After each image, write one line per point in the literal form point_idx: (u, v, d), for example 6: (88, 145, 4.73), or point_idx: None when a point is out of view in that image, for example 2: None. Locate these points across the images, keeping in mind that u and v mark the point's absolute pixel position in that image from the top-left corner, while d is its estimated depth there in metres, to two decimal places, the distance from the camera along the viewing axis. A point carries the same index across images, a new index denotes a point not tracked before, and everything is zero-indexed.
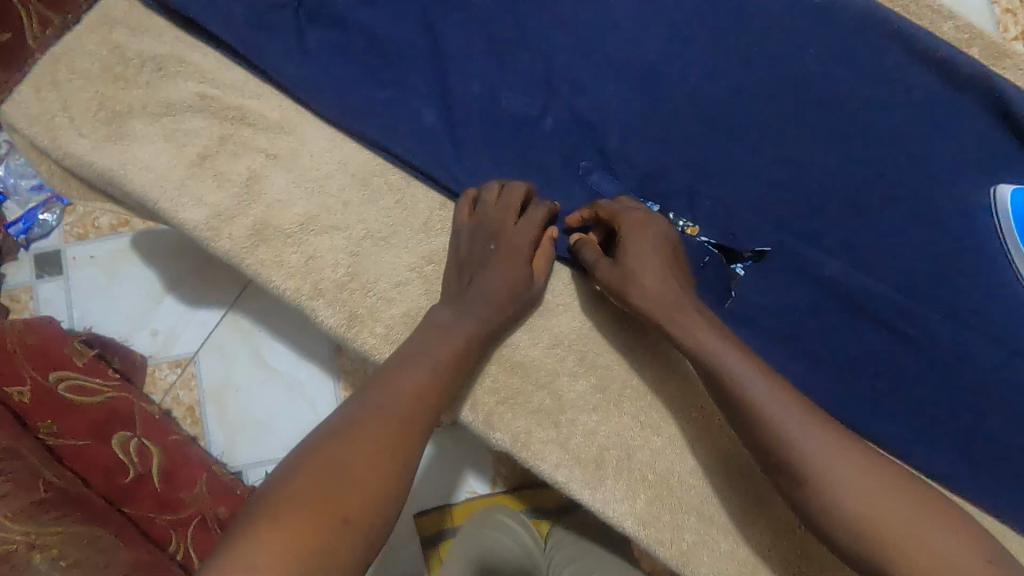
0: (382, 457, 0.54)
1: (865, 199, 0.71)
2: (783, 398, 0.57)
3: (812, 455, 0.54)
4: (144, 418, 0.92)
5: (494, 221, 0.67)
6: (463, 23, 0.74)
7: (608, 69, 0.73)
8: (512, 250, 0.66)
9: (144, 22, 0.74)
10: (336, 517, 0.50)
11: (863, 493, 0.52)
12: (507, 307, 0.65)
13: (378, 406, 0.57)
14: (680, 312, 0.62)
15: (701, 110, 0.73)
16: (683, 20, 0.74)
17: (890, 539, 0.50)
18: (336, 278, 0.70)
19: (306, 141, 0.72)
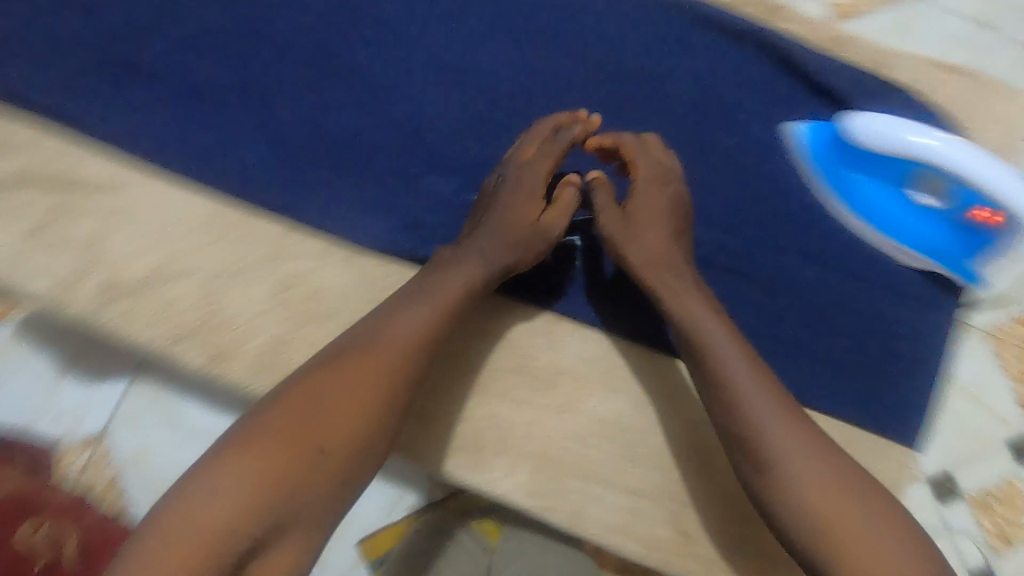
0: (364, 399, 0.56)
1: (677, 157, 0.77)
2: (763, 388, 0.59)
3: (773, 440, 0.57)
4: (53, 502, 0.89)
5: (514, 157, 0.72)
6: (278, 55, 0.76)
7: (426, 75, 0.77)
8: (530, 189, 0.71)
9: None
10: (310, 456, 0.52)
11: (810, 482, 0.55)
12: (511, 248, 0.68)
13: (364, 347, 0.58)
14: (670, 282, 0.66)
15: (520, 99, 0.77)
16: (491, 20, 0.79)
17: (823, 525, 0.53)
18: (193, 318, 0.72)
19: (144, 194, 0.74)
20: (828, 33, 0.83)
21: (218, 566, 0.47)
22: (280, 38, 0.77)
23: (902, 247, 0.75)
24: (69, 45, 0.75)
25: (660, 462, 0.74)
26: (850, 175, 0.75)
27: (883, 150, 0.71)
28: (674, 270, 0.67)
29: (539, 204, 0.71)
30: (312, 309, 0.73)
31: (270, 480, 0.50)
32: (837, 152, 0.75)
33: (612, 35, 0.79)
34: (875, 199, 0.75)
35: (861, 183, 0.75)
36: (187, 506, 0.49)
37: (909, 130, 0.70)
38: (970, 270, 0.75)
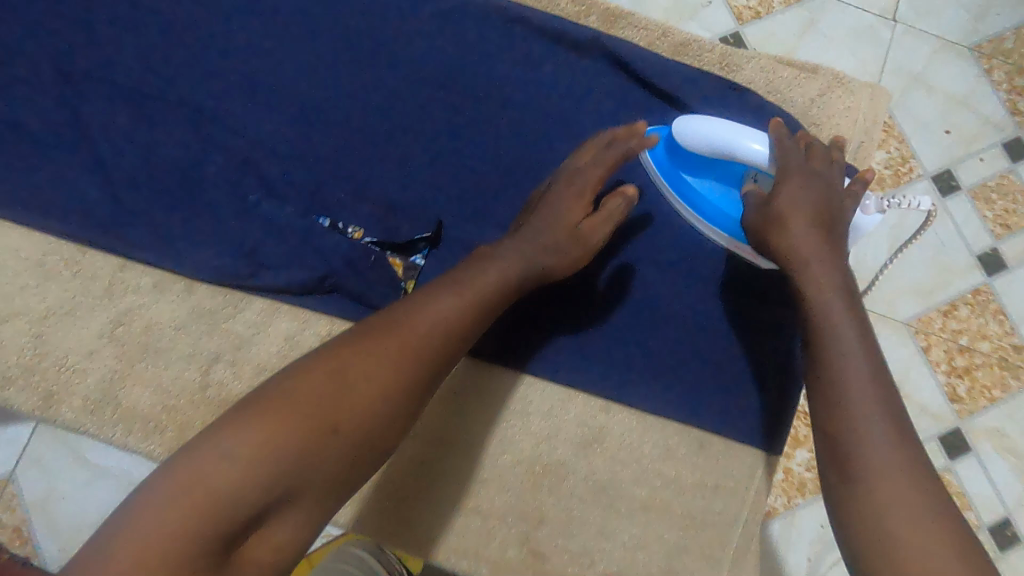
0: (389, 385, 0.54)
1: (517, 170, 0.77)
2: (878, 395, 0.53)
3: (870, 432, 0.51)
4: None
5: (591, 151, 0.70)
6: (106, 90, 0.75)
7: (261, 102, 0.77)
8: (578, 190, 0.68)
9: None
10: (326, 431, 0.50)
11: (894, 486, 0.49)
12: (547, 251, 0.66)
13: (410, 330, 0.57)
14: (817, 257, 0.60)
15: (357, 121, 0.77)
16: (324, 41, 0.78)
17: (896, 530, 0.47)
18: (23, 360, 0.71)
19: None
20: (673, 36, 0.82)
21: (203, 534, 0.43)
22: (106, 72, 0.76)
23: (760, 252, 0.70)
24: None
25: (513, 482, 0.72)
26: (693, 180, 0.70)
27: (708, 152, 0.67)
28: (830, 246, 0.60)
29: (582, 207, 0.68)
30: (146, 345, 0.72)
31: (278, 454, 0.47)
32: (676, 157, 0.70)
33: (447, 51, 0.79)
34: (724, 204, 0.70)
35: (708, 188, 0.70)
36: (193, 460, 0.46)
37: (728, 127, 0.65)
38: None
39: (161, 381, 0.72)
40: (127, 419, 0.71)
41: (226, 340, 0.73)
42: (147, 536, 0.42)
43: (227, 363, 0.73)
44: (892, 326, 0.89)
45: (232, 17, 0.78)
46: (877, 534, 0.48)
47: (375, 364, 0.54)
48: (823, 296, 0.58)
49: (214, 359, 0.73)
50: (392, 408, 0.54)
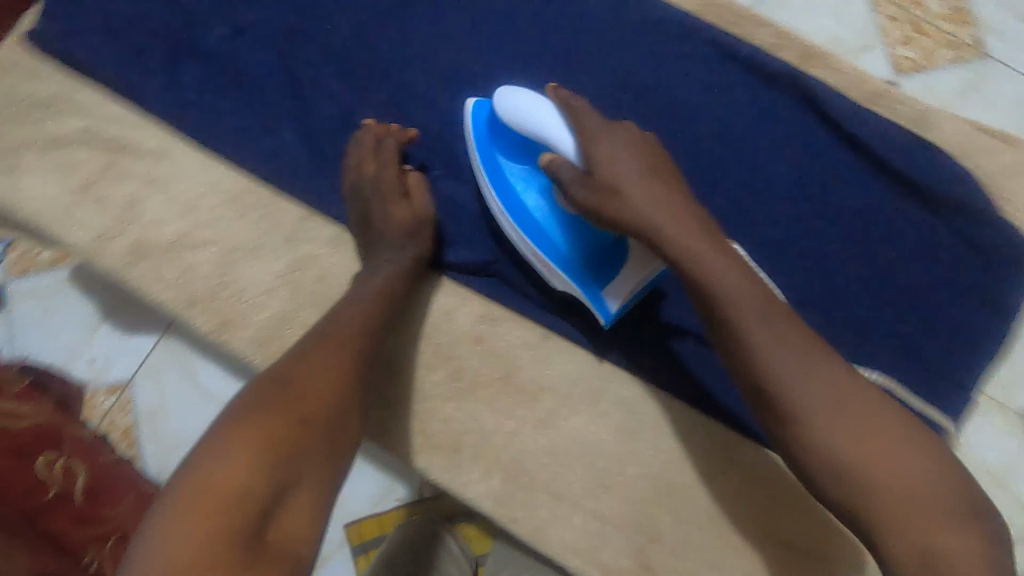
0: (326, 362, 0.62)
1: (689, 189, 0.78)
2: (795, 356, 0.58)
3: (799, 376, 0.57)
4: (74, 441, 1.10)
5: (370, 153, 0.74)
6: (321, 49, 0.80)
7: (460, 85, 0.80)
8: (386, 190, 0.73)
9: (30, 64, 0.80)
10: (296, 423, 0.57)
11: (832, 415, 0.56)
12: (405, 243, 0.73)
13: (333, 327, 0.65)
14: (672, 219, 0.62)
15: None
16: (527, 36, 0.82)
17: (854, 457, 0.55)
18: (209, 287, 0.77)
19: (181, 165, 0.79)
20: (869, 84, 0.81)
21: (233, 531, 0.49)
22: (327, 32, 0.80)
23: (544, 260, 0.71)
24: (134, 18, 0.81)
25: (635, 492, 0.73)
26: (504, 164, 0.72)
27: (514, 127, 0.68)
28: (664, 199, 0.63)
29: (400, 202, 0.73)
30: (317, 293, 0.77)
31: (268, 448, 0.54)
32: (481, 136, 0.72)
33: (642, 65, 0.81)
34: (524, 195, 0.71)
35: (518, 177, 0.72)
36: (199, 480, 0.51)
37: (546, 105, 0.67)
38: (608, 301, 0.70)
39: None
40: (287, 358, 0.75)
41: None
42: (197, 549, 0.48)
43: None
44: (1000, 412, 0.84)
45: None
46: (844, 466, 0.55)
47: (308, 354, 0.62)
48: (704, 261, 0.61)
49: None
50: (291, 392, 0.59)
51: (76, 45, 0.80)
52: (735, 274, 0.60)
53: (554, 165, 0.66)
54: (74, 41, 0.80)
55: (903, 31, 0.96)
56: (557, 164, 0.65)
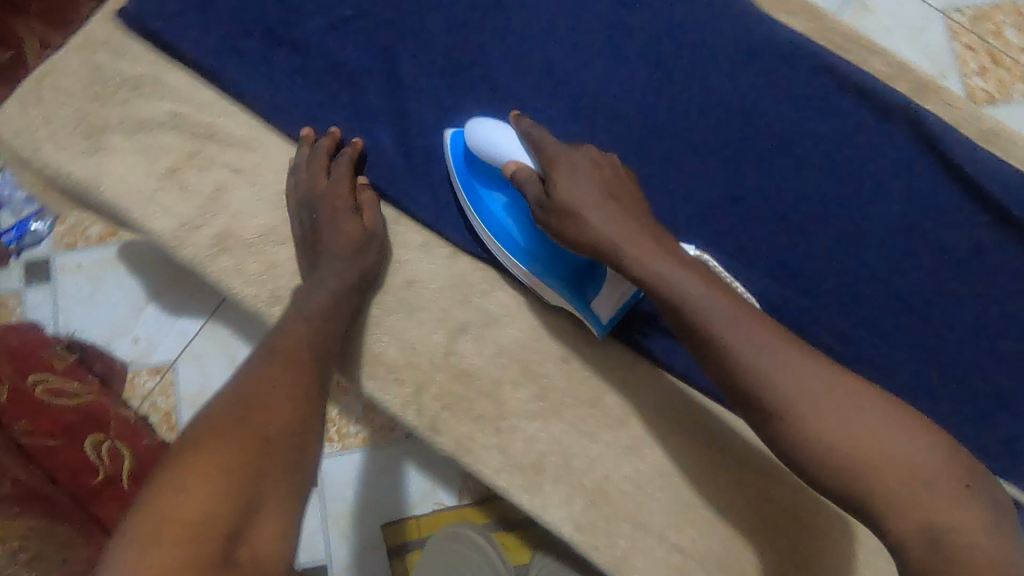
0: (279, 381, 0.60)
1: (790, 217, 0.76)
2: (788, 367, 0.57)
3: (778, 367, 0.56)
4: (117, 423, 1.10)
5: (311, 170, 0.74)
6: (421, 49, 0.79)
7: (559, 92, 0.79)
8: (332, 207, 0.72)
9: (122, 43, 0.78)
10: (256, 443, 0.55)
11: (818, 400, 0.55)
12: (354, 260, 0.71)
13: (284, 346, 0.64)
14: (629, 238, 0.64)
15: (647, 134, 0.78)
16: (633, 50, 0.80)
17: (847, 441, 0.54)
18: (293, 286, 0.75)
19: (271, 157, 0.77)
20: (977, 121, 0.79)
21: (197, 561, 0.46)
22: (429, 33, 0.79)
23: (535, 277, 0.71)
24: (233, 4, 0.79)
25: (722, 526, 0.70)
26: (483, 192, 0.73)
27: (484, 154, 0.71)
28: (622, 220, 0.65)
29: (353, 218, 0.72)
30: (404, 299, 0.74)
31: (226, 469, 0.52)
32: (460, 169, 0.74)
33: (751, 86, 0.79)
34: (508, 215, 0.72)
35: (499, 204, 0.73)
36: (157, 506, 0.49)
37: (504, 130, 0.71)
38: (598, 314, 0.71)
39: (410, 338, 0.74)
40: (371, 365, 0.73)
41: (476, 314, 0.74)
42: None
43: (472, 334, 0.74)
44: None
45: (552, 9, 0.80)
46: (835, 454, 0.54)
47: (265, 372, 0.61)
48: (664, 276, 0.62)
49: (460, 330, 0.74)
50: (282, 396, 0.59)
51: (171, 26, 0.78)
52: (701, 286, 0.61)
53: (521, 175, 0.68)
54: (169, 22, 0.78)
55: (980, 62, 0.94)
56: (522, 175, 0.68)
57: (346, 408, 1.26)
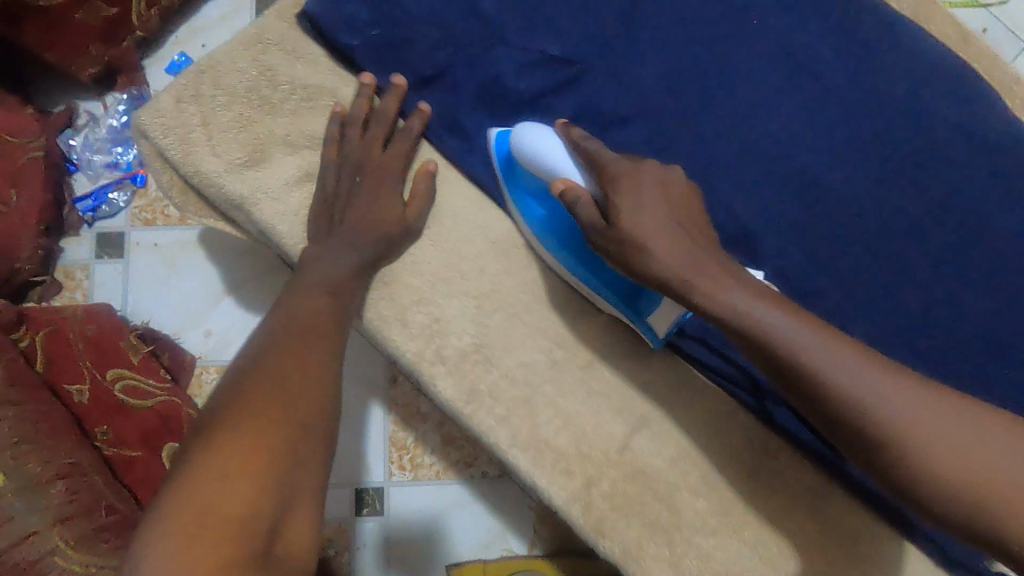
0: (303, 355, 0.56)
1: (1013, 343, 0.69)
2: (885, 392, 0.50)
3: (878, 399, 0.50)
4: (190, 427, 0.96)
5: (355, 141, 0.67)
6: (629, 104, 0.72)
7: (770, 169, 0.72)
8: (375, 182, 0.67)
9: (297, 45, 0.69)
10: (293, 425, 0.52)
11: (928, 436, 0.48)
12: (381, 239, 0.65)
13: (306, 322, 0.59)
14: (696, 265, 0.56)
15: (862, 229, 0.71)
16: (855, 134, 0.72)
17: (974, 477, 0.47)
18: (460, 347, 0.67)
19: (452, 201, 0.70)
20: None
21: (243, 553, 0.44)
22: (641, 87, 0.73)
23: (586, 287, 0.66)
24: (427, 18, 0.70)
25: None
26: (525, 200, 0.68)
27: (533, 164, 0.64)
28: (685, 241, 0.57)
29: (394, 199, 0.67)
30: (581, 380, 0.67)
31: (260, 453, 0.49)
32: (504, 175, 0.68)
33: (985, 193, 0.71)
34: (552, 222, 0.66)
35: (539, 214, 0.67)
36: (190, 501, 0.45)
37: (548, 134, 0.65)
38: (655, 330, 0.65)
39: (583, 426, 0.67)
40: (537, 450, 0.66)
41: (658, 409, 0.67)
42: None
43: (651, 430, 0.66)
44: None
45: (769, 76, 0.73)
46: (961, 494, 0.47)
47: (277, 361, 0.55)
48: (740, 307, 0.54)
49: (640, 424, 0.66)
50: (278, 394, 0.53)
51: (357, 33, 0.69)
52: (781, 315, 0.54)
53: (571, 194, 0.61)
54: (354, 28, 0.69)
55: None
56: (573, 194, 0.61)
57: (422, 436, 1.21)
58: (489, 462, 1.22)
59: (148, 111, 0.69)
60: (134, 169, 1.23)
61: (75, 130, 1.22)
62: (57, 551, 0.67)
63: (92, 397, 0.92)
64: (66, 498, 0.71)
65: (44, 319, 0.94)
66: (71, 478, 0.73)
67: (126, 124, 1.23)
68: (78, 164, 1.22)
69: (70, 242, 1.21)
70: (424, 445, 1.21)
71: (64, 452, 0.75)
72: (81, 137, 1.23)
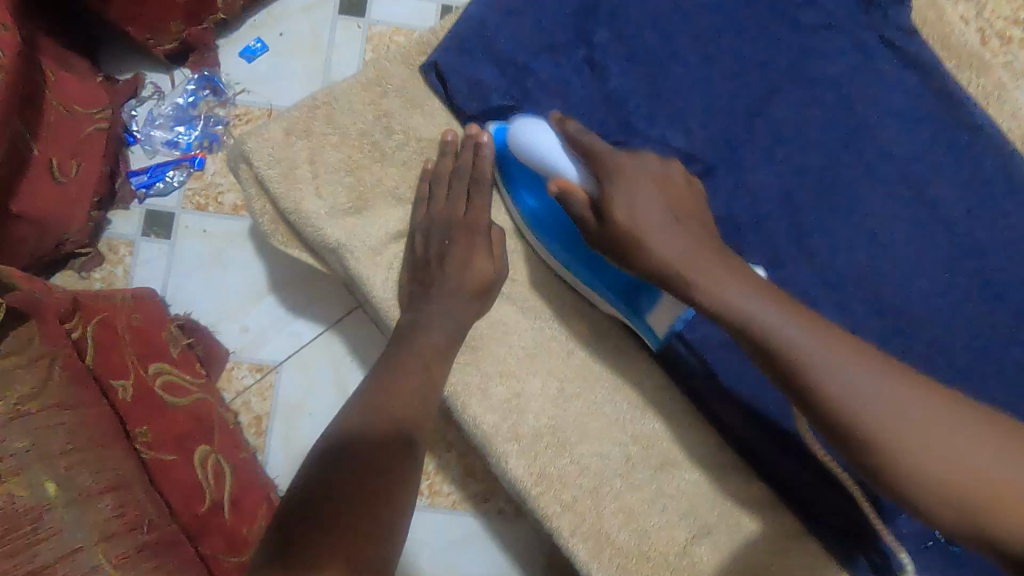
0: (355, 449, 0.56)
1: None
2: (845, 367, 0.52)
3: (853, 383, 0.52)
4: (221, 428, 0.98)
5: (447, 207, 0.67)
6: (731, 199, 0.73)
7: (859, 286, 0.73)
8: (467, 243, 0.66)
9: (418, 95, 0.70)
10: (342, 524, 0.50)
11: (895, 414, 0.51)
12: (469, 306, 0.65)
13: (387, 405, 0.59)
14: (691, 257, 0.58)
15: (941, 358, 0.72)
16: (955, 266, 0.73)
17: (925, 455, 0.50)
18: (536, 426, 0.67)
19: (549, 275, 0.71)
20: None
21: None
22: (744, 186, 0.73)
23: (586, 286, 0.68)
24: (551, 90, 0.71)
25: None
26: (520, 193, 0.69)
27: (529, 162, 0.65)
28: (677, 230, 0.60)
29: (488, 260, 0.66)
30: (651, 475, 0.67)
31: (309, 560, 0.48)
32: (500, 171, 0.69)
33: None
34: (547, 214, 0.67)
35: (533, 207, 0.68)
36: None
37: (544, 129, 0.65)
38: (653, 327, 0.66)
39: (647, 525, 0.66)
40: (599, 543, 0.66)
41: (724, 518, 0.67)
42: None
43: (713, 538, 0.66)
44: None
45: (879, 195, 0.74)
46: (926, 464, 0.50)
47: (336, 458, 0.55)
48: (734, 300, 0.56)
49: (704, 529, 0.67)
50: (376, 456, 0.55)
51: (480, 93, 0.70)
52: (759, 296, 0.56)
53: (566, 193, 0.62)
54: (478, 88, 0.70)
55: None
56: (569, 192, 0.62)
57: (444, 464, 1.19)
58: (506, 499, 1.21)
59: (255, 138, 0.67)
60: (193, 151, 1.20)
61: (139, 101, 1.19)
62: (100, 569, 0.66)
63: (134, 393, 0.90)
64: (114, 514, 0.70)
65: (94, 305, 0.91)
66: (117, 492, 0.72)
67: (193, 104, 1.20)
68: (137, 136, 1.19)
69: (118, 215, 1.18)
70: (444, 473, 1.20)
71: (108, 459, 0.73)
72: (145, 109, 1.20)
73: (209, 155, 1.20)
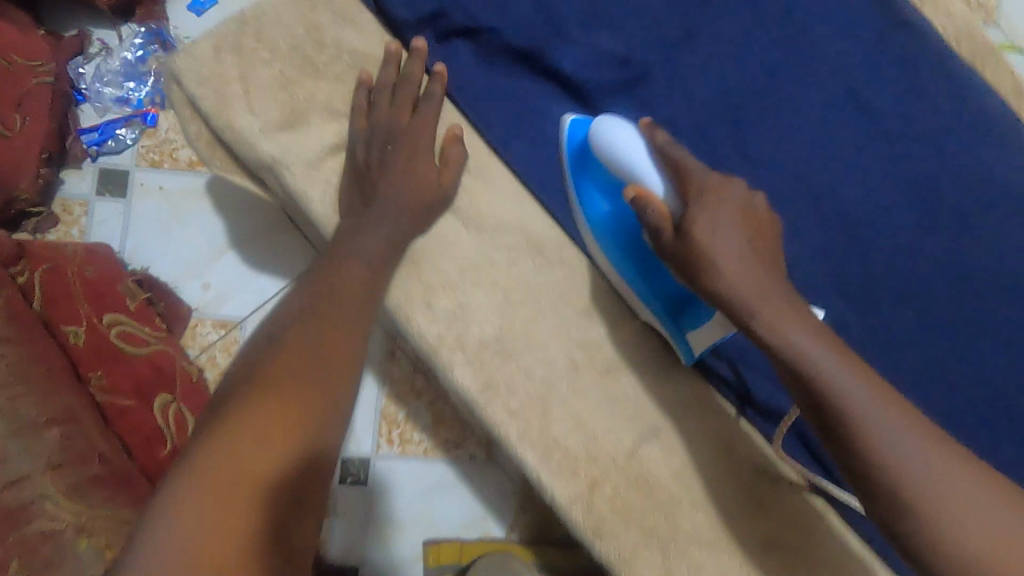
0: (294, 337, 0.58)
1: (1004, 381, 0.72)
2: (896, 428, 0.53)
3: (900, 446, 0.52)
4: (183, 381, 0.94)
5: (390, 119, 0.66)
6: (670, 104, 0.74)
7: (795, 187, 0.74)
8: (410, 151, 0.66)
9: (349, 9, 0.70)
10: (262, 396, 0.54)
11: (939, 486, 0.51)
12: (412, 215, 0.66)
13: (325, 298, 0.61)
14: (764, 294, 0.58)
15: (880, 253, 0.73)
16: (894, 161, 0.74)
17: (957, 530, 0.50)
18: (483, 337, 0.67)
19: (489, 187, 0.71)
20: None
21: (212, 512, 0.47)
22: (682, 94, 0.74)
23: (632, 292, 0.68)
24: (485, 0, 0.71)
25: None
26: (590, 192, 0.68)
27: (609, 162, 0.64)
28: (755, 269, 0.60)
29: (427, 168, 0.67)
30: (598, 380, 0.68)
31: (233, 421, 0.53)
32: (573, 165, 0.69)
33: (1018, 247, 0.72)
34: (613, 220, 0.67)
35: (602, 210, 0.68)
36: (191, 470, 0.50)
37: (631, 135, 0.63)
38: (692, 344, 0.67)
39: (594, 429, 0.67)
40: (548, 448, 0.66)
41: (669, 418, 0.68)
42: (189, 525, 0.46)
43: (659, 437, 0.68)
44: None
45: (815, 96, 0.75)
46: (958, 538, 0.50)
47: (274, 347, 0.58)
48: (796, 342, 0.56)
49: (649, 429, 0.68)
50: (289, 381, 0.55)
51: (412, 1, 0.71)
52: (816, 340, 0.56)
53: (641, 201, 0.60)
54: None
55: None
56: (644, 201, 0.60)
57: (413, 412, 1.20)
58: (477, 445, 1.21)
59: (184, 58, 0.66)
60: (145, 107, 1.18)
61: (86, 58, 1.17)
62: (48, 497, 0.65)
63: (86, 340, 0.90)
64: (64, 445, 0.69)
65: (43, 255, 0.91)
66: (66, 423, 0.71)
67: (142, 58, 1.18)
68: (87, 94, 1.17)
69: (71, 175, 1.16)
70: (415, 420, 1.20)
71: (58, 394, 0.73)
72: (92, 66, 1.17)
73: (161, 111, 1.18)
